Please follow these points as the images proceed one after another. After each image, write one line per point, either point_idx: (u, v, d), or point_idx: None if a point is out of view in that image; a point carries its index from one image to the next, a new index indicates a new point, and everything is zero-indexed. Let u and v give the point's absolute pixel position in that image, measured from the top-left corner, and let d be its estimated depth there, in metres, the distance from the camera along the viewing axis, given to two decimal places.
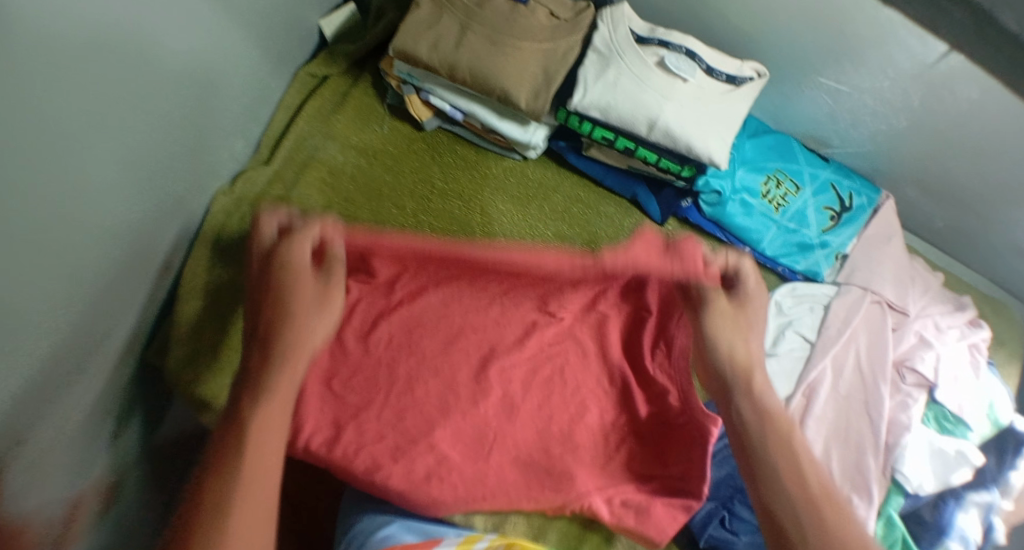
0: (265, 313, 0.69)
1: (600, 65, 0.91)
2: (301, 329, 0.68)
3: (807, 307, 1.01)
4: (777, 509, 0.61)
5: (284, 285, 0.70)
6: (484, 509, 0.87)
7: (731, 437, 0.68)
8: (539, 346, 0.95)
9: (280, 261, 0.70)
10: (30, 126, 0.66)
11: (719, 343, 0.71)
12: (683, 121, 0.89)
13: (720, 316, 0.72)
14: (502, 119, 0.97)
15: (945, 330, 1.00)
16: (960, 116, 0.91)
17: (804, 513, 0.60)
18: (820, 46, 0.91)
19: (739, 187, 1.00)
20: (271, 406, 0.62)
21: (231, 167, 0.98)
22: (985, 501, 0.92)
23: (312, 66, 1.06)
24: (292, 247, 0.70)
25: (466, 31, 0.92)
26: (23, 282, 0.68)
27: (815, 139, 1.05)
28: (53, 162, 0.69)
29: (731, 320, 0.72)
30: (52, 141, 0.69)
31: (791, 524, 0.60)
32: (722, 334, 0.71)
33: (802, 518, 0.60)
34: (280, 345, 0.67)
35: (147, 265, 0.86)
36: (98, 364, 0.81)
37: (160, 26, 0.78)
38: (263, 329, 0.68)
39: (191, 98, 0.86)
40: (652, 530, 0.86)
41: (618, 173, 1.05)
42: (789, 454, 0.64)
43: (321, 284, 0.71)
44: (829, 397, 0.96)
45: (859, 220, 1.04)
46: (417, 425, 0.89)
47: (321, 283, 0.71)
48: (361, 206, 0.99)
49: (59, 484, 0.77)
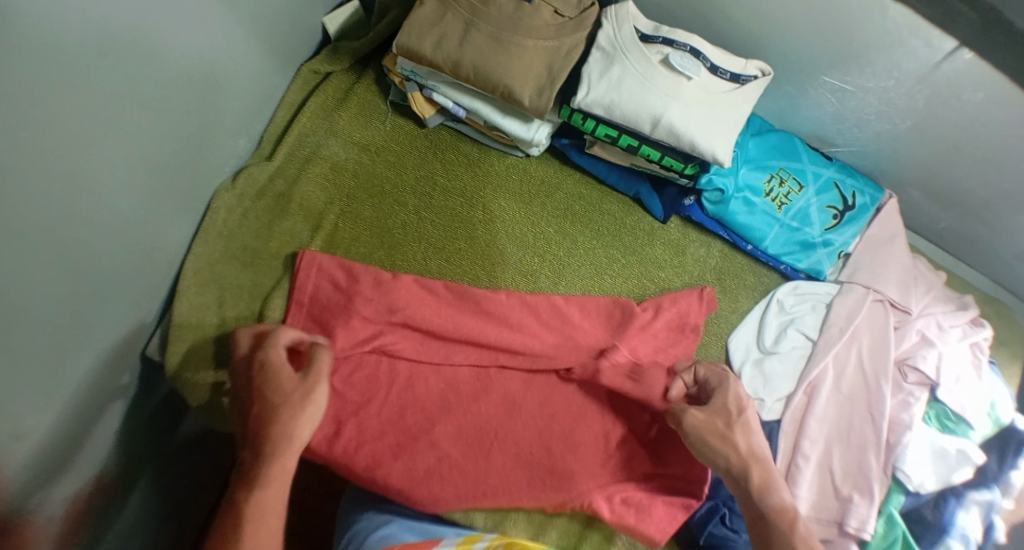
0: (251, 421, 0.77)
1: (604, 63, 0.91)
2: (291, 422, 0.76)
3: (809, 306, 1.02)
4: None
5: (266, 396, 0.78)
6: (486, 506, 0.87)
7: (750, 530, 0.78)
8: (539, 349, 0.93)
9: (260, 363, 0.80)
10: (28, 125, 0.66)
11: (708, 450, 0.82)
12: (687, 120, 0.89)
13: (705, 428, 0.83)
14: (505, 116, 0.97)
15: (948, 330, 0.99)
16: (966, 119, 0.90)
17: None
18: (825, 47, 0.91)
19: (741, 185, 0.99)
20: (271, 494, 0.71)
21: (234, 163, 0.98)
22: (986, 500, 0.93)
23: (315, 63, 1.05)
24: (268, 351, 0.81)
25: (470, 29, 0.92)
26: (18, 281, 0.69)
27: (820, 139, 1.05)
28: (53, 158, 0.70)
29: (713, 424, 0.83)
30: (50, 137, 0.69)
31: None
32: (708, 442, 0.82)
33: None
34: (272, 441, 0.75)
35: (150, 263, 0.87)
36: (101, 360, 0.81)
37: (161, 26, 0.78)
38: (252, 435, 0.76)
39: (193, 98, 0.86)
40: (652, 529, 0.88)
41: (620, 171, 1.04)
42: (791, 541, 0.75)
43: (299, 380, 0.79)
44: (831, 396, 0.96)
45: (863, 219, 1.03)
46: (419, 422, 0.89)
47: (302, 379, 0.80)
48: (365, 203, 1.00)
49: (63, 483, 0.77)
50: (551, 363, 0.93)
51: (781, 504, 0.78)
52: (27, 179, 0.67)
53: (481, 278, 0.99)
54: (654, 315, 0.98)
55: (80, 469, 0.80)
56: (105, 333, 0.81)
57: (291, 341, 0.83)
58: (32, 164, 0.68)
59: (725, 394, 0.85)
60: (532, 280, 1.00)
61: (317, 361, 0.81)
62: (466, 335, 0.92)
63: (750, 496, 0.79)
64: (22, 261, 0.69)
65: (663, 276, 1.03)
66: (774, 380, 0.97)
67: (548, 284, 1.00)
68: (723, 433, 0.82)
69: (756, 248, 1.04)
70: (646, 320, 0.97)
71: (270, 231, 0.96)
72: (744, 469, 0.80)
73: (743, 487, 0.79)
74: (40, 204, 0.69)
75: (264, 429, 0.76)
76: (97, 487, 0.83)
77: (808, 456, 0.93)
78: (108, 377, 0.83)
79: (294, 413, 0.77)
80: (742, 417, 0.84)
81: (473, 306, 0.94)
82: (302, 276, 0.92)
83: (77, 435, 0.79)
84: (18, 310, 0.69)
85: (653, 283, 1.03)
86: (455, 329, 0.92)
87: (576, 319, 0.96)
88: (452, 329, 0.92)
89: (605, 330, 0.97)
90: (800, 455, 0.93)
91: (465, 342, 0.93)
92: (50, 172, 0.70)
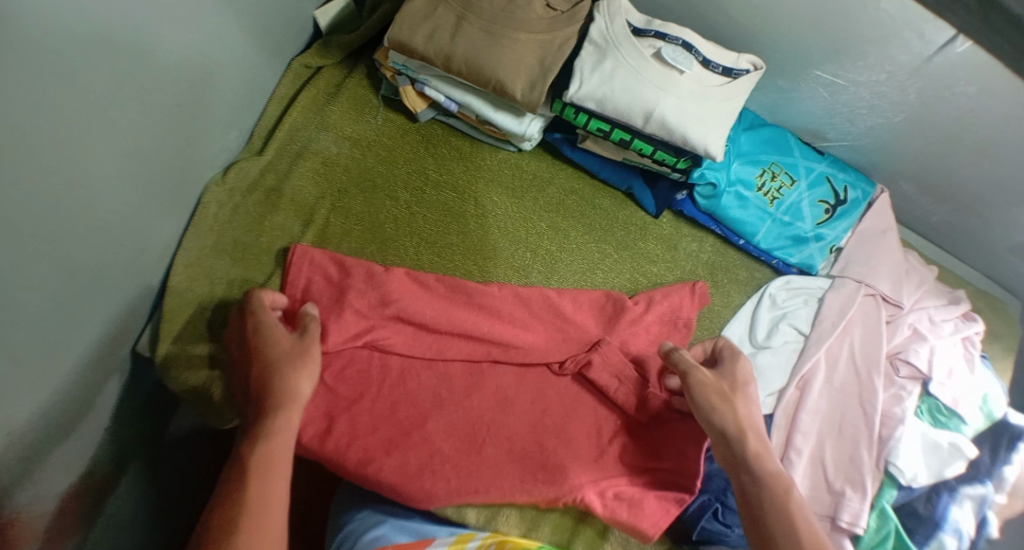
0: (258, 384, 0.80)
1: (596, 57, 0.91)
2: (291, 382, 0.78)
3: (801, 300, 1.02)
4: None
5: (265, 352, 0.81)
6: (478, 501, 0.86)
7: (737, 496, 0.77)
8: (531, 343, 0.94)
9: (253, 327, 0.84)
10: (18, 117, 0.66)
11: (710, 411, 0.81)
12: (679, 113, 0.89)
13: (708, 390, 0.83)
14: (497, 111, 0.97)
15: (940, 324, 0.99)
16: (959, 112, 0.91)
17: None
18: (817, 40, 0.91)
19: (734, 179, 0.99)
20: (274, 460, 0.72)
21: (225, 158, 0.97)
22: (978, 494, 0.93)
23: (306, 57, 1.04)
24: (258, 313, 0.84)
25: (462, 22, 0.92)
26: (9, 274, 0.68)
27: (812, 133, 1.05)
28: (43, 150, 0.69)
29: (719, 386, 0.83)
30: (40, 128, 0.69)
31: None
32: (711, 404, 0.82)
33: None
34: (276, 396, 0.78)
35: (141, 257, 0.86)
36: (90, 354, 0.81)
37: (152, 18, 0.77)
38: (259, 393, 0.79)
39: (184, 91, 0.85)
40: (645, 523, 0.87)
41: (613, 165, 1.04)
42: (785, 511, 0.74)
43: (295, 339, 0.83)
44: (823, 389, 0.96)
45: (855, 214, 1.03)
46: (410, 417, 0.88)
47: (296, 339, 0.83)
48: (356, 197, 0.99)
49: (52, 478, 0.77)
50: (543, 357, 0.93)
51: (776, 472, 0.77)
52: (16, 170, 0.67)
53: (473, 272, 0.98)
54: (646, 311, 0.98)
55: (69, 464, 0.79)
56: (95, 327, 0.81)
57: (271, 302, 0.87)
58: (22, 155, 0.67)
59: (737, 362, 0.87)
60: (524, 274, 0.99)
61: (313, 326, 0.85)
62: (459, 326, 0.92)
63: (746, 463, 0.79)
64: (12, 253, 0.68)
65: (655, 270, 1.03)
66: (768, 375, 0.96)
67: (539, 279, 1.00)
68: (727, 396, 0.82)
69: (748, 243, 1.04)
70: (638, 314, 0.97)
71: (261, 226, 0.95)
72: (741, 434, 0.80)
73: (739, 452, 0.79)
74: (31, 196, 0.69)
75: (267, 383, 0.79)
76: (86, 484, 0.82)
77: (801, 451, 0.93)
78: (97, 371, 0.82)
79: (291, 368, 0.80)
80: (744, 387, 0.85)
81: (466, 299, 0.94)
82: (295, 271, 0.92)
83: (66, 429, 0.78)
84: (8, 302, 0.69)
85: (645, 277, 1.03)
86: (447, 322, 0.92)
87: (569, 312, 0.96)
88: (444, 322, 0.92)
89: (598, 324, 0.97)
90: (793, 449, 0.93)
91: (458, 334, 0.92)
92: (40, 164, 0.69)
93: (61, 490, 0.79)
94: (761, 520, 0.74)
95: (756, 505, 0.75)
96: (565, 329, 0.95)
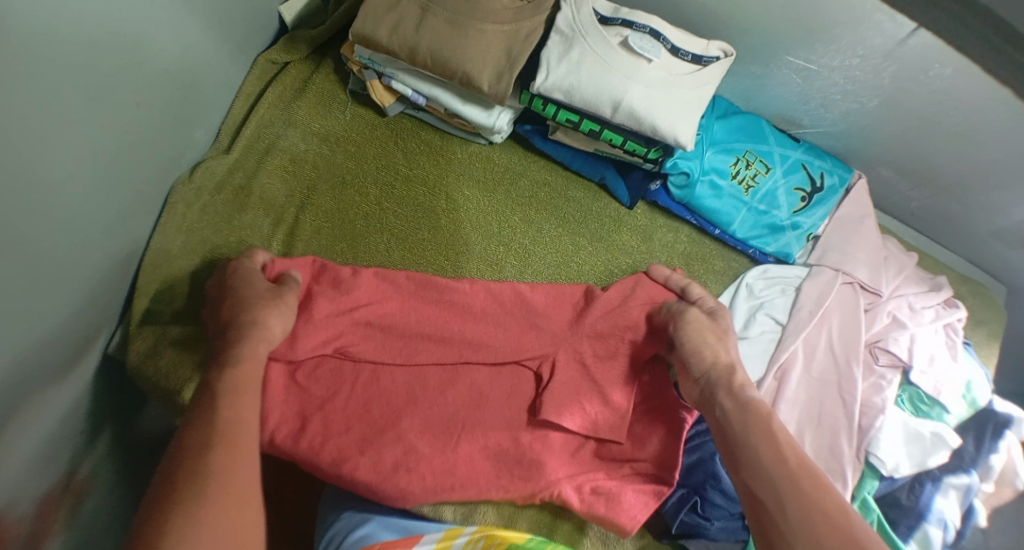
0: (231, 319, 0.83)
1: (562, 46, 0.89)
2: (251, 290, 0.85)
3: (778, 289, 1.00)
4: (759, 488, 0.71)
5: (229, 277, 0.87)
6: (492, 498, 0.88)
7: (716, 427, 0.80)
8: (501, 341, 0.92)
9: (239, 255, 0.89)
10: None
11: (703, 351, 0.86)
12: (648, 102, 0.88)
13: (699, 331, 0.88)
14: (465, 103, 0.96)
15: (921, 311, 0.98)
16: (935, 95, 0.89)
17: (785, 495, 0.69)
18: (787, 26, 0.90)
19: (707, 168, 0.98)
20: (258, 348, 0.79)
21: (192, 156, 0.96)
22: (963, 484, 0.92)
23: (271, 52, 1.04)
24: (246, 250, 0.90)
25: (427, 14, 0.91)
26: None
27: (788, 120, 1.03)
28: (16, 157, 0.69)
29: (713, 330, 0.89)
30: (11, 135, 0.68)
31: (776, 510, 0.68)
32: (706, 344, 0.87)
33: (783, 497, 0.68)
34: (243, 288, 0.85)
35: (109, 260, 0.85)
36: (61, 360, 0.81)
37: (121, 15, 0.77)
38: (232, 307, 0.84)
39: (150, 87, 0.84)
40: (622, 517, 0.88)
41: (585, 156, 1.03)
42: (769, 437, 0.75)
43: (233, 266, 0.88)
44: (801, 380, 0.95)
45: (832, 201, 1.02)
46: (384, 416, 0.88)
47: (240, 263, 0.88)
48: (325, 195, 0.98)
49: (31, 480, 0.78)
50: (516, 354, 0.92)
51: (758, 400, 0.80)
52: None
53: (445, 269, 0.97)
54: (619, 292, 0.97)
55: (44, 471, 0.80)
56: (65, 331, 0.80)
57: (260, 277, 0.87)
58: None
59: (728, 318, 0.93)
60: (497, 269, 0.98)
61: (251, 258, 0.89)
62: (427, 329, 0.91)
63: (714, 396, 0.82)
64: None
65: (629, 262, 1.02)
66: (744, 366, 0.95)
67: (513, 273, 0.98)
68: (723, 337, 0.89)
69: (724, 233, 1.02)
70: (611, 302, 0.95)
71: (229, 226, 0.94)
72: (732, 369, 0.84)
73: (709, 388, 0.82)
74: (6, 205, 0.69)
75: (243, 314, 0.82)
76: (62, 489, 0.83)
77: None
78: (66, 374, 0.82)
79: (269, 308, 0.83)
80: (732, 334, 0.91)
81: (436, 297, 0.93)
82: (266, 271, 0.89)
83: (42, 433, 0.79)
84: None
85: (620, 269, 1.01)
86: (417, 322, 0.91)
87: (541, 308, 0.94)
88: (416, 319, 0.91)
89: (568, 316, 0.94)
90: None
91: (427, 334, 0.91)
92: (13, 172, 0.69)
93: (38, 497, 0.79)
94: (728, 445, 0.77)
95: (728, 426, 0.78)
96: (541, 323, 0.93)
